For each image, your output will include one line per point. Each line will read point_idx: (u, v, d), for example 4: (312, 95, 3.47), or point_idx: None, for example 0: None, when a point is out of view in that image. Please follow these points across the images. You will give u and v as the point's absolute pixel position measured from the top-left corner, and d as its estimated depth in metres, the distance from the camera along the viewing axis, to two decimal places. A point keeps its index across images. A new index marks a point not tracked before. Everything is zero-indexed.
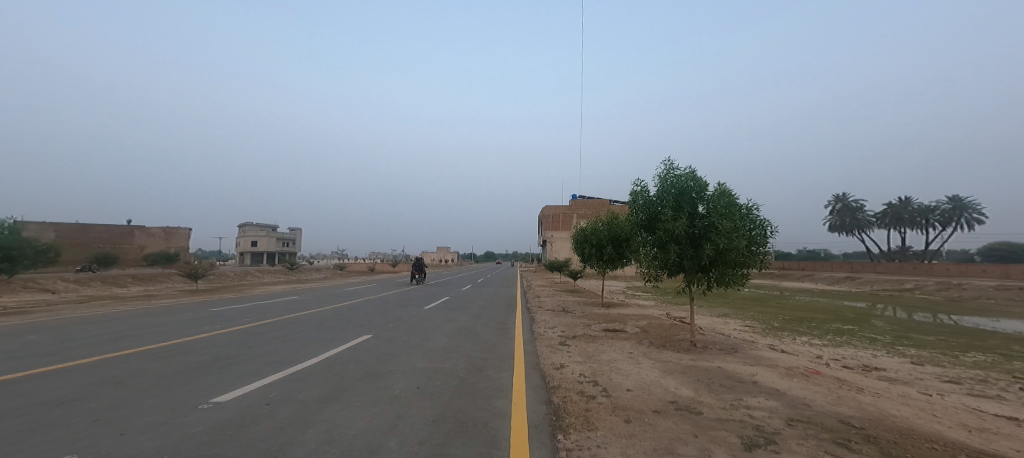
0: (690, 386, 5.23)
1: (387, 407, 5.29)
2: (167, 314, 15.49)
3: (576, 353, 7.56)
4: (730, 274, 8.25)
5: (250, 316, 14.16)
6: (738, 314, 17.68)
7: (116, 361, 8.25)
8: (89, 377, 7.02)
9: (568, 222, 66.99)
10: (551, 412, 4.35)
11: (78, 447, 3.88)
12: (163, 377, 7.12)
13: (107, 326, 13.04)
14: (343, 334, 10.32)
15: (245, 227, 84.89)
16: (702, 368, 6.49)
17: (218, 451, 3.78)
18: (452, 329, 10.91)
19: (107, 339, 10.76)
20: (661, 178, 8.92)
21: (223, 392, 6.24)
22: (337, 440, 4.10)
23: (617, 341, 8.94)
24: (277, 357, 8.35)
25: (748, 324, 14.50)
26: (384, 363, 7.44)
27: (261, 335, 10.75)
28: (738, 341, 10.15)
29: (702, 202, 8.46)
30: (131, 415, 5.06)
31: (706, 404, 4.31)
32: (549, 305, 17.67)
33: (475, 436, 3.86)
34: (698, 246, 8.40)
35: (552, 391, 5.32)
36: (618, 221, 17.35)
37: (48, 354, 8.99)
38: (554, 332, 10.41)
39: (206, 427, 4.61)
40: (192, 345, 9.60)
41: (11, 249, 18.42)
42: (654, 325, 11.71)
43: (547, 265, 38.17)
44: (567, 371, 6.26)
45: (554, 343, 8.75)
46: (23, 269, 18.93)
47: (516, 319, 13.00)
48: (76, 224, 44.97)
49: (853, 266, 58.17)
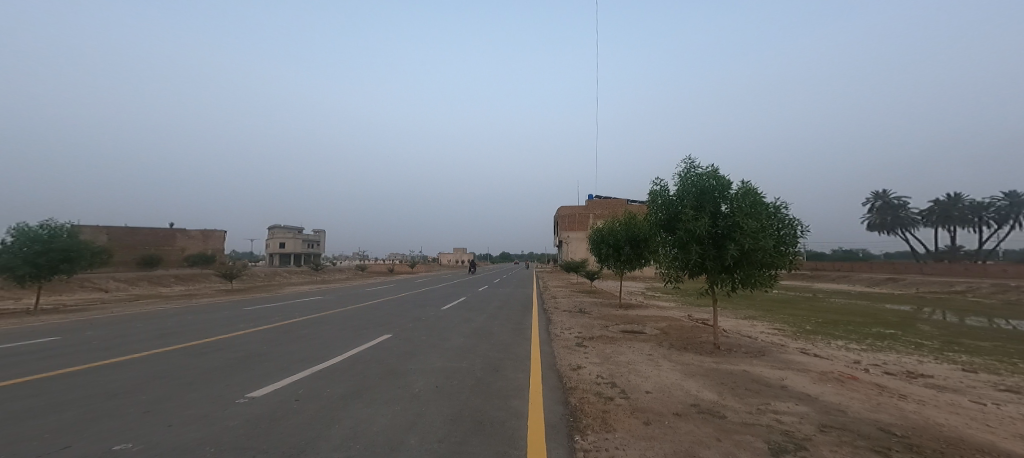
0: (713, 389, 5.02)
1: (408, 405, 5.36)
2: (203, 313, 16.32)
3: (593, 354, 7.42)
4: (756, 275, 7.90)
5: (278, 315, 14.69)
6: (765, 316, 16.90)
7: (160, 357, 8.73)
8: (139, 371, 7.46)
9: (585, 222, 66.11)
10: (568, 412, 4.28)
11: (131, 437, 4.11)
12: (203, 372, 7.48)
13: (150, 323, 13.84)
14: (365, 334, 10.55)
15: (275, 230, 88.85)
16: (726, 371, 6.25)
17: (253, 443, 3.93)
18: (469, 329, 10.98)
19: (152, 335, 11.44)
20: (681, 178, 8.66)
21: (257, 388, 6.49)
22: (361, 435, 4.19)
23: (636, 343, 8.69)
24: (305, 355, 8.62)
25: (777, 326, 13.85)
26: (404, 362, 7.55)
27: (289, 333, 11.15)
28: (766, 344, 9.71)
29: (726, 201, 8.15)
30: (172, 408, 5.31)
31: (730, 407, 4.15)
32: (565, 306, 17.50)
33: (493, 435, 3.84)
34: (722, 246, 8.08)
35: (569, 392, 5.23)
36: (636, 221, 16.97)
37: (101, 349, 9.63)
38: (571, 332, 10.25)
39: (242, 421, 4.79)
40: (227, 342, 10.07)
41: (70, 251, 19.89)
42: (675, 327, 11.37)
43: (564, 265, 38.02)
44: (584, 372, 6.15)
45: (570, 344, 8.62)
46: (80, 271, 20.49)
47: (533, 320, 12.95)
48: (125, 228, 48.24)
49: (897, 267, 54.45)
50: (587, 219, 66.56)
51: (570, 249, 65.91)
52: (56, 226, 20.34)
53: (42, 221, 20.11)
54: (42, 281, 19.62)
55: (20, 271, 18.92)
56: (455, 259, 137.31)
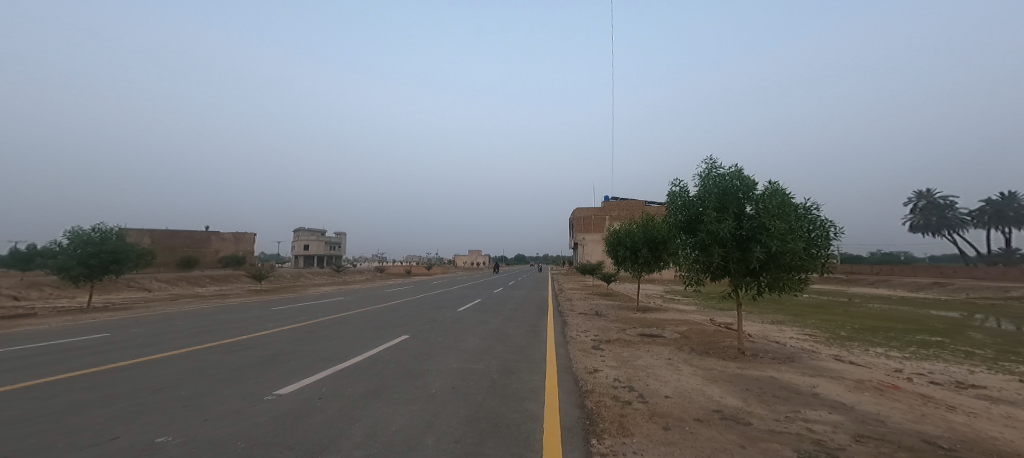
0: (736, 395, 4.80)
1: (425, 405, 5.38)
2: (235, 312, 17.08)
3: (609, 357, 7.24)
4: (785, 279, 7.52)
5: (304, 314, 15.19)
6: (795, 321, 16.14)
7: (196, 354, 9.14)
8: (178, 367, 7.85)
9: (601, 224, 65.21)
10: (584, 416, 4.18)
11: (171, 430, 4.29)
12: (234, 369, 7.79)
13: (187, 322, 14.56)
14: (385, 334, 10.74)
15: (301, 232, 92.21)
16: (751, 377, 5.97)
17: (281, 439, 4.03)
18: (485, 331, 11.00)
19: (190, 333, 12.04)
20: (703, 178, 8.35)
21: (284, 385, 6.69)
22: (381, 434, 4.23)
23: (654, 346, 8.44)
24: (328, 354, 8.84)
25: (809, 332, 13.17)
26: (422, 363, 7.61)
27: (313, 333, 11.49)
28: (795, 350, 9.23)
29: (750, 202, 7.81)
30: (208, 403, 5.55)
31: (755, 414, 3.96)
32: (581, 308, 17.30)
33: (508, 438, 3.79)
34: (746, 249, 7.75)
35: (585, 395, 5.11)
36: (654, 222, 16.58)
37: (144, 346, 10.19)
38: (587, 335, 10.09)
39: (271, 417, 4.94)
40: (257, 341, 10.48)
41: (118, 253, 21.27)
42: (696, 331, 11.00)
43: (579, 268, 37.66)
44: (601, 376, 6.00)
45: (587, 347, 8.46)
46: (127, 271, 21.86)
47: (548, 322, 12.81)
48: (165, 231, 51.13)
49: (944, 271, 50.91)
50: (602, 220, 65.64)
51: (585, 252, 64.91)
52: (106, 230, 21.77)
53: (95, 225, 21.57)
54: (94, 280, 21.04)
55: (74, 271, 20.34)
56: (468, 262, 137.93)
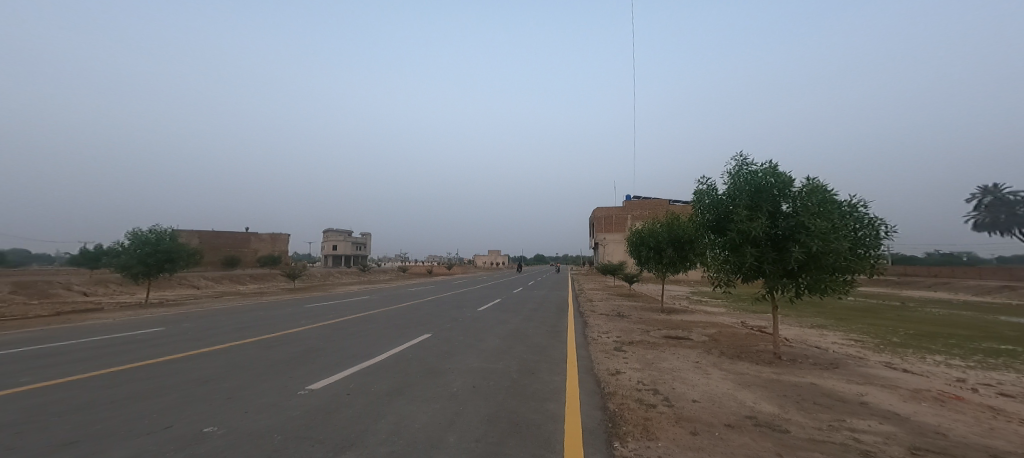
0: (772, 401, 4.48)
1: (447, 404, 5.38)
2: (272, 309, 17.92)
3: (633, 359, 7.00)
4: (827, 281, 7.04)
5: (334, 312, 15.72)
6: (839, 326, 15.06)
7: (234, 348, 9.61)
8: (221, 361, 8.29)
9: (624, 223, 63.77)
10: (607, 418, 4.04)
11: (215, 420, 4.50)
12: (271, 364, 8.13)
13: (230, 318, 15.42)
14: (409, 332, 10.91)
15: (332, 233, 95.87)
16: (788, 382, 5.57)
17: (312, 433, 4.13)
18: (506, 330, 10.95)
19: (231, 329, 12.71)
20: (733, 176, 7.93)
21: (316, 381, 6.90)
22: (404, 431, 4.25)
23: (681, 349, 8.10)
24: (356, 351, 9.07)
25: (854, 337, 12.26)
26: (443, 361, 7.65)
27: (342, 330, 11.85)
28: (839, 355, 8.59)
29: (787, 200, 7.33)
30: (247, 396, 5.80)
31: (793, 421, 3.67)
32: (604, 309, 16.90)
33: (529, 438, 3.69)
34: (783, 249, 7.28)
35: (607, 397, 4.94)
36: (680, 222, 16.02)
37: (191, 340, 10.84)
38: (609, 336, 9.83)
39: (303, 410, 5.09)
40: (291, 337, 10.93)
41: (172, 252, 22.83)
42: (726, 334, 10.48)
43: (602, 268, 37.03)
44: (624, 378, 5.80)
45: (609, 348, 8.22)
46: (180, 269, 23.46)
47: (569, 323, 12.59)
48: (210, 232, 54.55)
49: (1015, 274, 46.15)
50: (625, 219, 64.16)
51: (607, 252, 63.51)
52: (162, 231, 23.41)
53: (153, 226, 23.25)
54: (152, 278, 22.76)
55: (136, 269, 22.07)
56: (491, 262, 138.83)
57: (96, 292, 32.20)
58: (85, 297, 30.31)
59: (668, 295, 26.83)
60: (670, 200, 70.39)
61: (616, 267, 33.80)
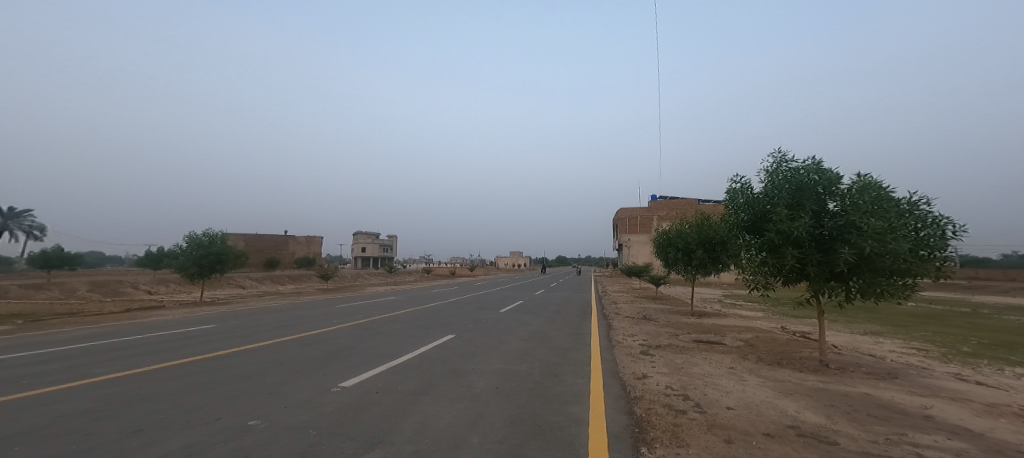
0: (818, 411, 4.08)
1: (470, 404, 5.31)
2: (306, 309, 18.67)
3: (660, 364, 6.66)
4: (883, 285, 6.42)
5: (362, 312, 16.14)
6: (894, 333, 13.83)
7: (272, 346, 10.02)
8: (260, 357, 8.66)
9: (649, 224, 61.99)
10: (633, 423, 3.84)
11: (257, 414, 4.65)
12: (305, 361, 8.41)
13: (267, 317, 16.18)
14: (433, 333, 10.99)
15: (362, 236, 99.14)
16: (837, 392, 5.08)
17: (342, 429, 4.18)
18: (528, 332, 10.80)
19: (268, 327, 13.30)
20: (771, 173, 7.35)
21: (347, 379, 7.06)
22: (429, 430, 4.21)
23: (713, 354, 7.64)
24: (383, 351, 9.21)
25: (913, 345, 11.18)
26: (467, 362, 7.62)
27: (370, 330, 12.11)
28: (896, 365, 7.82)
29: (834, 198, 6.74)
30: (283, 391, 5.99)
31: (844, 433, 3.32)
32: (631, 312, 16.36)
33: (552, 441, 3.54)
34: (830, 250, 6.69)
35: (633, 402, 4.71)
36: (710, 222, 15.29)
37: (231, 337, 11.41)
38: (635, 339, 9.45)
39: (335, 407, 5.19)
40: (322, 336, 11.28)
41: (222, 254, 24.37)
42: (764, 339, 9.81)
43: (626, 270, 36.10)
44: (651, 382, 5.52)
45: (635, 352, 7.89)
46: (229, 271, 24.98)
47: (593, 325, 12.26)
48: (251, 235, 57.82)
49: None
50: (650, 219, 62.32)
51: (632, 252, 61.20)
52: (213, 234, 25.01)
53: (206, 229, 24.89)
54: (204, 278, 24.37)
55: (191, 270, 23.72)
56: (512, 262, 138.74)
57: (156, 291, 34.89)
58: (147, 295, 32.91)
59: (699, 298, 25.72)
60: (700, 200, 67.54)
61: (643, 269, 32.84)
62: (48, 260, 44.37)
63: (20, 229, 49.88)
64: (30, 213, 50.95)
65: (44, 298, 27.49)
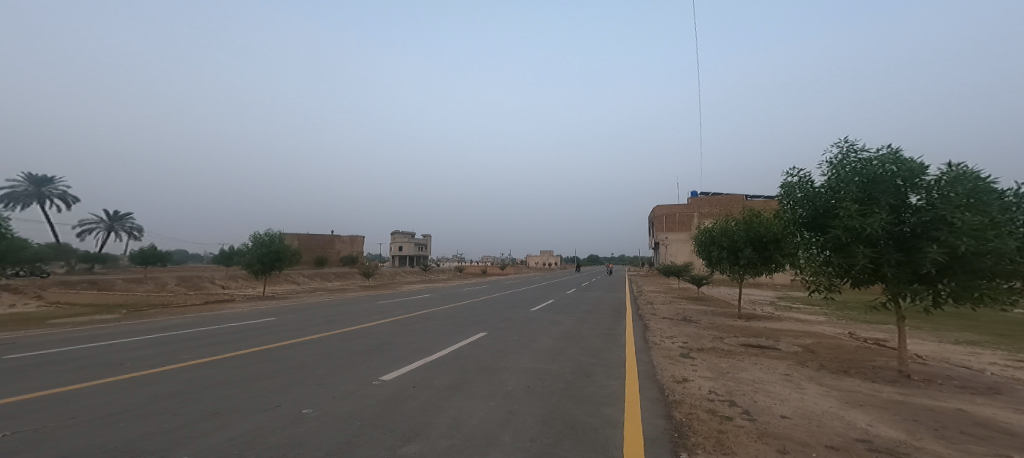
0: (894, 425, 3.55)
1: (501, 402, 5.21)
2: (349, 305, 19.54)
3: (703, 367, 6.20)
4: (982, 288, 5.57)
5: (400, 309, 16.61)
6: (986, 343, 12.06)
7: (318, 339, 10.51)
8: (310, 349, 9.11)
9: (689, 222, 59.12)
10: (672, 428, 3.58)
11: (310, 403, 4.84)
12: (346, 355, 8.73)
13: (314, 312, 17.12)
14: (466, 331, 11.04)
15: (403, 235, 102.80)
16: (918, 406, 4.42)
17: (382, 421, 4.23)
18: (561, 332, 10.53)
19: (314, 322, 14.03)
20: (837, 165, 6.55)
21: (387, 373, 7.22)
22: (461, 426, 4.15)
23: (764, 359, 7.00)
24: (418, 347, 9.36)
25: (1016, 358, 9.64)
26: (498, 360, 7.54)
27: (406, 326, 12.40)
28: (996, 379, 6.72)
29: (918, 191, 5.89)
30: (329, 382, 6.22)
31: (929, 450, 2.84)
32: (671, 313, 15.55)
33: (585, 442, 3.35)
34: (913, 249, 5.88)
35: (672, 406, 4.40)
36: (760, 218, 14.18)
37: (282, 330, 12.13)
38: (675, 341, 8.92)
39: (375, 399, 5.29)
40: (362, 331, 11.71)
41: (282, 252, 26.21)
42: (826, 345, 8.87)
43: (664, 270, 34.60)
44: (692, 386, 5.14)
45: (675, 354, 7.42)
46: (287, 268, 26.78)
47: (629, 326, 11.77)
48: (303, 235, 61.71)
49: None
50: (690, 217, 59.40)
51: (668, 252, 58.85)
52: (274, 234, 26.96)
53: (269, 229, 26.88)
54: (266, 274, 26.32)
55: (255, 267, 25.70)
56: (546, 262, 137.97)
57: (227, 285, 38.26)
58: (219, 290, 36.19)
59: (747, 300, 24.04)
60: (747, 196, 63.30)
61: (684, 268, 31.29)
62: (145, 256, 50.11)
63: (124, 230, 56.64)
64: (131, 215, 57.18)
65: (138, 290, 31.03)
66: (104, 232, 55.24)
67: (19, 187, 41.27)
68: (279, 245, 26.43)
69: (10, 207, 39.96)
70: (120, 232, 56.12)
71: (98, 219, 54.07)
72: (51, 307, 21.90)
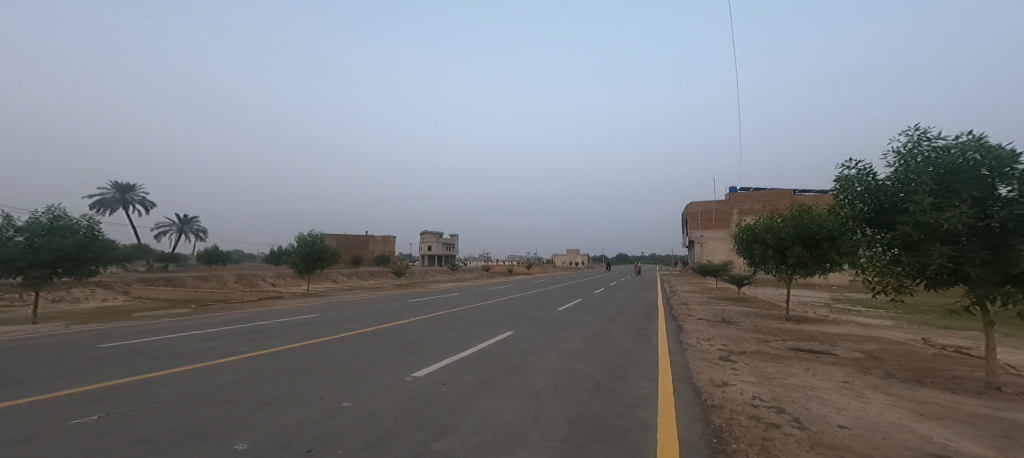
0: (965, 441, 3.24)
1: (529, 401, 5.18)
2: (383, 303, 20.13)
3: (745, 371, 5.92)
4: None
5: (431, 308, 16.91)
6: None
7: (354, 335, 10.87)
8: (344, 345, 9.41)
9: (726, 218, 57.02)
10: (711, 433, 3.45)
11: (346, 397, 4.99)
12: (379, 351, 8.97)
13: (350, 309, 17.76)
14: (495, 329, 11.08)
15: (432, 235, 104.87)
16: (992, 420, 4.02)
17: (414, 417, 4.30)
18: (589, 332, 10.37)
19: (350, 319, 14.53)
20: (906, 155, 6.00)
21: (418, 370, 7.35)
22: (489, 424, 4.16)
23: (813, 365, 6.59)
24: (447, 345, 9.48)
25: None
26: (526, 359, 7.51)
27: (436, 324, 12.59)
28: None
29: (1007, 182, 5.32)
30: (363, 378, 6.39)
31: None
32: (707, 314, 14.99)
33: (615, 444, 3.27)
34: (1003, 247, 5.32)
35: (711, 410, 4.24)
36: (810, 214, 13.37)
37: (319, 326, 12.63)
38: (713, 344, 8.58)
39: (407, 396, 5.39)
40: (394, 329, 12.00)
41: (323, 252, 27.37)
42: (885, 352, 8.23)
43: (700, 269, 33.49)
44: (734, 391, 4.93)
45: (713, 357, 7.14)
46: (327, 267, 27.94)
47: (661, 326, 11.45)
48: (339, 235, 64.20)
49: None
50: (726, 214, 57.18)
51: (705, 251, 57.55)
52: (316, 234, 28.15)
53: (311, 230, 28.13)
54: (309, 273, 27.58)
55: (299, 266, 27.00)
56: (573, 261, 136.92)
57: (276, 283, 40.45)
58: (267, 287, 38.30)
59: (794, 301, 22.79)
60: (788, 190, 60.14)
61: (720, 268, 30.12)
62: (208, 256, 53.94)
63: (192, 232, 60.78)
64: (197, 218, 61.60)
65: (200, 286, 33.47)
66: (175, 234, 59.93)
67: (108, 193, 45.50)
68: (321, 245, 27.60)
69: (100, 213, 44.08)
70: (190, 234, 60.67)
71: (171, 223, 58.84)
72: (127, 302, 24.05)
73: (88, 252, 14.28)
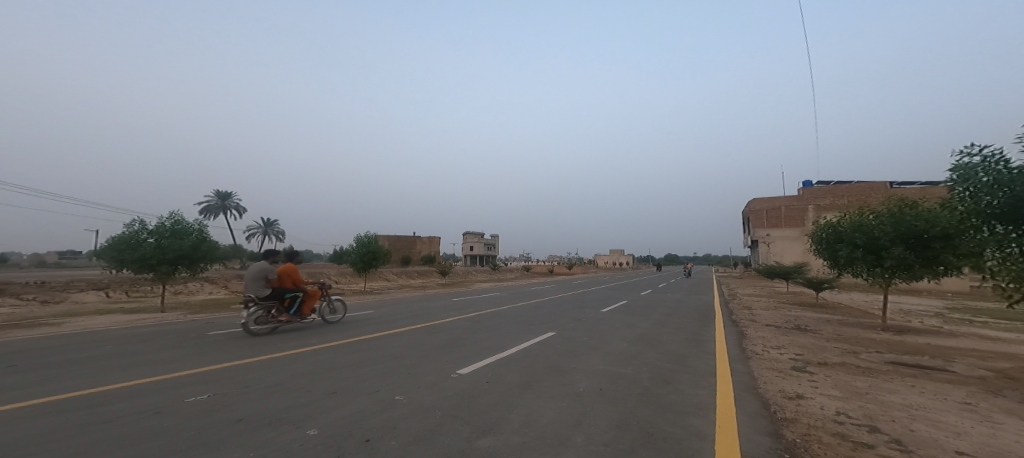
0: None
1: (573, 403, 5.04)
2: (433, 301, 20.77)
3: (825, 385, 5.33)
4: None
5: (477, 307, 17.14)
6: None
7: (404, 332, 11.25)
8: (393, 341, 9.75)
9: (794, 216, 53.04)
10: (784, 448, 3.13)
11: (396, 390, 5.14)
12: (426, 348, 9.20)
13: (402, 307, 18.48)
14: (540, 330, 10.97)
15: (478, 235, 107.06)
16: None
17: (460, 413, 4.33)
18: (637, 335, 9.96)
19: (401, 316, 15.09)
20: None
21: (463, 368, 7.43)
22: (532, 424, 4.08)
23: (908, 381, 5.80)
24: (492, 344, 9.53)
25: None
26: (569, 360, 7.34)
27: (482, 323, 12.69)
28: None
29: None
30: (411, 373, 6.56)
31: None
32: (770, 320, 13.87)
33: (667, 452, 3.06)
34: None
35: (783, 424, 3.86)
36: (914, 211, 11.76)
37: (373, 322, 13.26)
38: (782, 353, 7.87)
39: (453, 392, 5.46)
40: (441, 326, 12.28)
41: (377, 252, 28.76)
42: (997, 370, 7.08)
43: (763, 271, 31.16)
44: (811, 405, 4.46)
45: (784, 367, 6.53)
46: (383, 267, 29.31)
47: (718, 332, 10.74)
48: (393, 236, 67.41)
49: None
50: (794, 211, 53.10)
51: (771, 252, 53.79)
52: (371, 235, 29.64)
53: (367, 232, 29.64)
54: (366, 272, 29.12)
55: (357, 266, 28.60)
56: (619, 262, 133.48)
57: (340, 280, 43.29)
58: (334, 284, 41.08)
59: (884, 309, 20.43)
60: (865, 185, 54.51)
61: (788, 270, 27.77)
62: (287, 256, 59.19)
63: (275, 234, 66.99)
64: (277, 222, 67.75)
65: None
66: (262, 235, 66.46)
67: (212, 201, 51.42)
68: (376, 246, 29.03)
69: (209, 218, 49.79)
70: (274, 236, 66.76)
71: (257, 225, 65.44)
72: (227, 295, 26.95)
73: (200, 251, 16.00)
